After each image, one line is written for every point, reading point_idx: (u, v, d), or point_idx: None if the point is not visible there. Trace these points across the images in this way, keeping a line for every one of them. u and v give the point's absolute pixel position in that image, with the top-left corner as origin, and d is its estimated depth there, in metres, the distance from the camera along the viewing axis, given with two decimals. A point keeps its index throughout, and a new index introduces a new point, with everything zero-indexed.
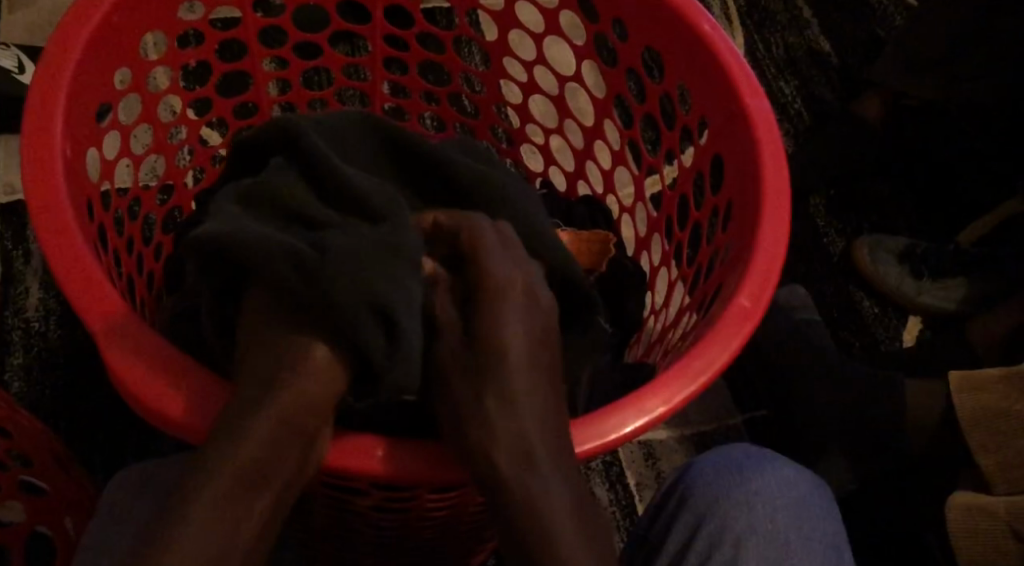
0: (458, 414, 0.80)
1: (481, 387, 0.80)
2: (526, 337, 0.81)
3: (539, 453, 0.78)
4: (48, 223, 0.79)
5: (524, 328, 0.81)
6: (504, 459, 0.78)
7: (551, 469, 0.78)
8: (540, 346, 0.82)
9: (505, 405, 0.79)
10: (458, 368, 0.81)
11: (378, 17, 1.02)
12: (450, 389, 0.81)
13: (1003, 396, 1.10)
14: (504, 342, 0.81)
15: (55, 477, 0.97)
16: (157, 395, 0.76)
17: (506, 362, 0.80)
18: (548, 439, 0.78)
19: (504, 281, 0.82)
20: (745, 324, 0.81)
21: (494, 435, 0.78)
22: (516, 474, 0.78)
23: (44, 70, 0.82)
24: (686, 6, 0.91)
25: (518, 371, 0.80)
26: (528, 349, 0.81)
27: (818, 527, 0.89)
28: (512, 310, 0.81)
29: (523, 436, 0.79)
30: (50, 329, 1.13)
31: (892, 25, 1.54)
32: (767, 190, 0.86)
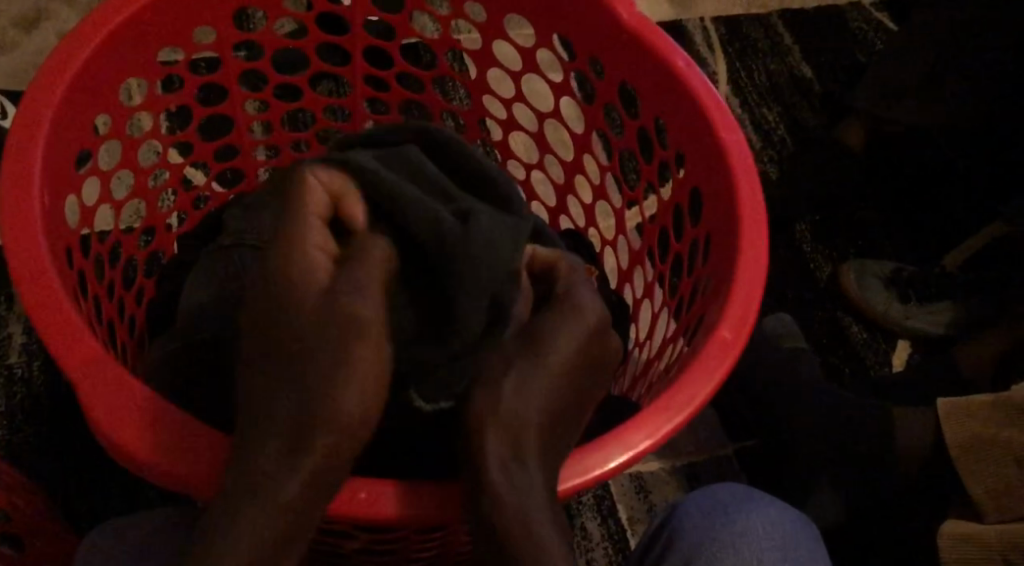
0: (479, 404, 0.80)
1: (524, 383, 0.80)
2: (581, 358, 0.82)
3: (531, 469, 0.78)
4: (27, 273, 0.78)
5: (584, 351, 0.82)
6: (495, 459, 0.78)
7: (540, 481, 0.78)
8: (588, 373, 0.82)
9: (535, 409, 0.80)
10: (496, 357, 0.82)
11: (357, 57, 1.02)
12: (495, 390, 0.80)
13: (991, 421, 1.09)
14: (558, 353, 0.81)
15: (37, 528, 0.96)
16: (137, 443, 0.75)
17: (551, 374, 0.80)
18: (541, 447, 0.79)
19: (582, 305, 0.83)
20: (726, 356, 0.81)
21: (506, 435, 0.79)
22: (506, 483, 0.77)
23: (21, 121, 0.82)
24: (660, 42, 0.91)
25: (557, 384, 0.81)
26: (580, 374, 0.82)
27: (806, 565, 0.89)
28: (575, 330, 0.82)
29: (528, 446, 0.78)
30: (33, 375, 1.13)
31: (873, 49, 1.54)
32: (746, 224, 0.86)
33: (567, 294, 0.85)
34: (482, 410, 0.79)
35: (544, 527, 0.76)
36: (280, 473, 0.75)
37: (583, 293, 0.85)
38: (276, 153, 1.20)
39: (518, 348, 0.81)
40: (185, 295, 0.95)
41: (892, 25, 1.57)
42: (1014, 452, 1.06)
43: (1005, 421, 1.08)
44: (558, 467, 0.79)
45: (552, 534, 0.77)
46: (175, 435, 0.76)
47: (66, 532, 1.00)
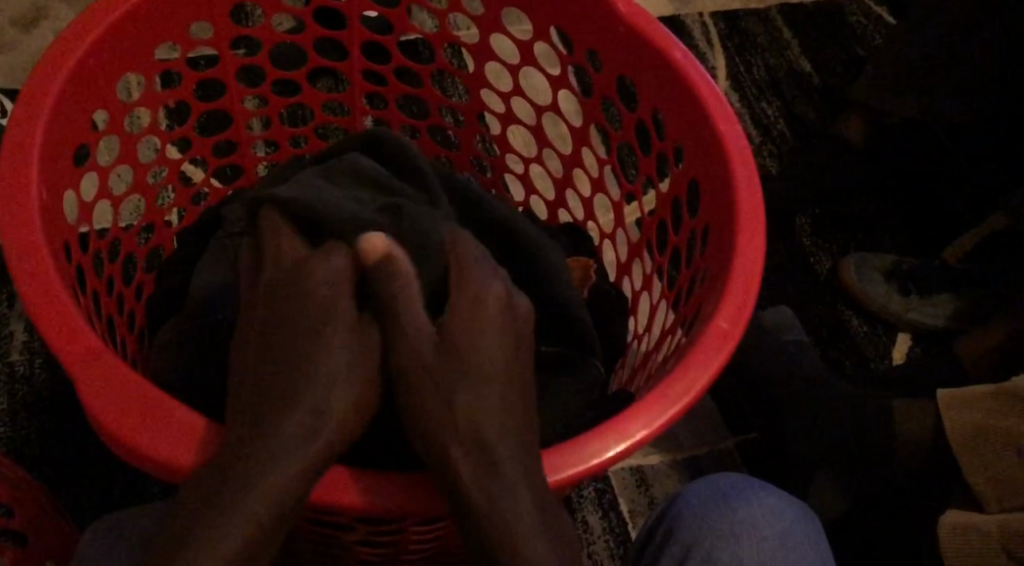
0: (413, 410, 0.82)
1: (447, 375, 0.82)
2: (499, 338, 0.84)
3: (506, 465, 0.78)
4: (25, 267, 0.78)
5: (500, 330, 0.84)
6: (470, 465, 0.78)
7: (519, 480, 0.78)
8: (508, 352, 0.84)
9: (468, 399, 0.81)
10: (412, 348, 0.83)
11: (355, 52, 1.03)
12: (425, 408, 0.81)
13: (992, 413, 1.09)
14: (472, 338, 0.83)
15: (38, 523, 0.97)
16: (134, 434, 0.75)
17: (473, 360, 0.82)
18: (515, 449, 0.79)
19: (483, 289, 0.86)
20: (724, 347, 0.81)
21: (454, 430, 0.80)
22: (480, 487, 0.78)
23: (20, 115, 0.82)
24: (658, 34, 0.91)
25: (482, 369, 0.82)
26: (499, 355, 0.83)
27: (806, 554, 0.89)
28: (484, 315, 0.85)
29: (478, 434, 0.80)
30: (34, 372, 1.13)
31: (872, 43, 1.54)
32: (743, 215, 0.86)
33: (465, 275, 0.86)
34: (413, 407, 0.82)
35: (528, 521, 0.77)
36: (258, 466, 0.76)
37: (482, 274, 0.87)
38: (274, 150, 1.20)
39: (437, 344, 0.83)
40: (196, 275, 0.95)
41: (891, 19, 1.57)
42: (1015, 442, 1.06)
43: (1005, 412, 1.08)
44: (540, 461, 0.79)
45: (534, 525, 0.77)
46: (171, 426, 0.76)
47: (67, 527, 1.00)
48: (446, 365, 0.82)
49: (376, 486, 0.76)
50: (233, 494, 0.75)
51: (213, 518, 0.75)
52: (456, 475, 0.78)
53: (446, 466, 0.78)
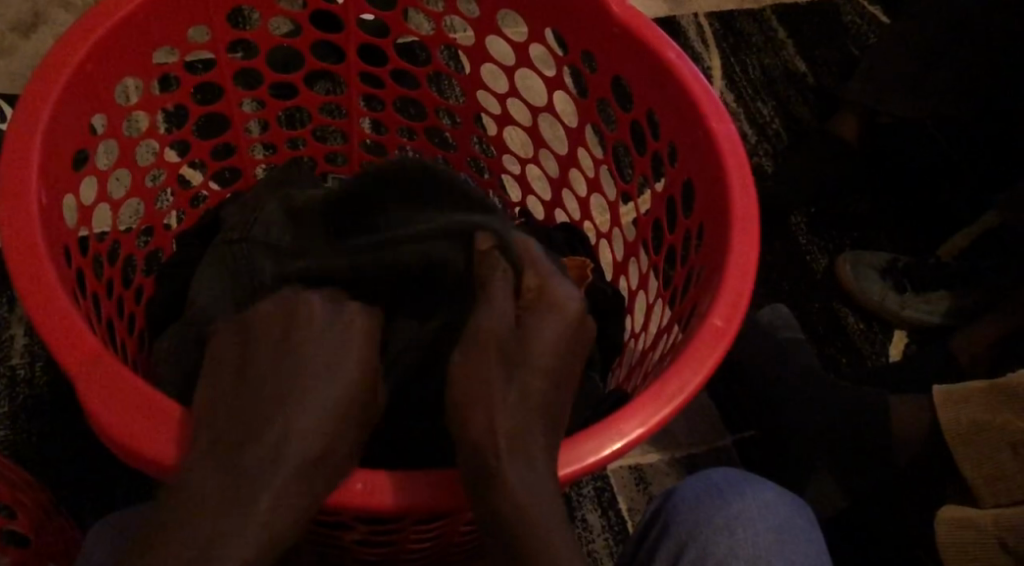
0: (473, 388, 0.80)
1: (512, 374, 0.81)
2: (563, 350, 0.83)
3: (539, 461, 0.78)
4: (25, 271, 0.79)
5: (567, 344, 0.83)
6: (507, 457, 0.77)
7: (548, 474, 0.78)
8: (569, 366, 0.83)
9: (524, 399, 0.80)
10: (487, 341, 0.81)
11: (351, 55, 1.03)
12: (485, 389, 0.79)
13: (986, 407, 1.10)
14: (542, 342, 0.82)
15: (40, 525, 0.97)
16: (128, 433, 0.76)
17: (538, 365, 0.81)
18: (546, 445, 0.79)
19: (562, 301, 0.84)
20: (719, 344, 0.82)
21: (504, 425, 0.78)
22: (519, 479, 0.77)
23: (18, 120, 0.83)
24: (652, 35, 0.92)
25: (544, 376, 0.81)
26: (562, 364, 0.82)
27: (801, 548, 0.89)
28: (555, 325, 0.83)
29: (528, 440, 0.78)
30: (35, 376, 1.14)
31: (865, 43, 1.55)
32: (736, 213, 0.87)
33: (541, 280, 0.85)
34: (462, 391, 0.80)
35: (554, 517, 0.76)
36: (287, 463, 0.76)
37: (562, 287, 0.85)
38: (272, 152, 1.21)
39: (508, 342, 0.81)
40: (194, 286, 0.94)
41: (885, 19, 1.58)
42: (1009, 435, 1.07)
43: (1002, 406, 1.09)
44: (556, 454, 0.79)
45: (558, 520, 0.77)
46: (163, 424, 0.77)
47: (69, 529, 1.01)
48: (516, 366, 0.81)
49: (405, 488, 0.77)
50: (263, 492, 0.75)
51: (235, 512, 0.74)
52: (483, 460, 0.77)
53: (478, 454, 0.77)
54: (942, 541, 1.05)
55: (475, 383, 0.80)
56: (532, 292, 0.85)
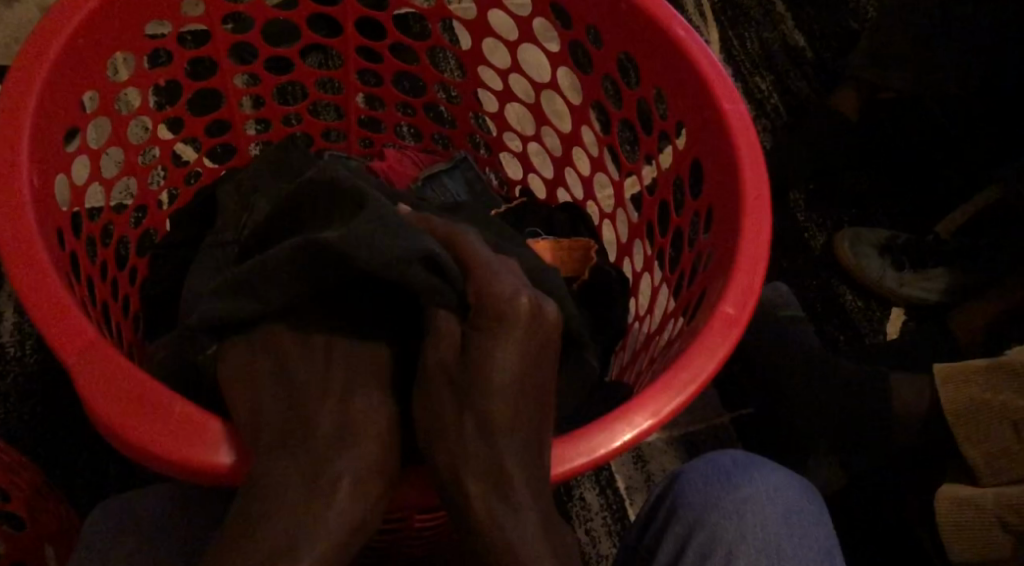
0: (428, 422, 0.79)
1: (465, 404, 0.78)
2: (521, 365, 0.79)
3: (519, 491, 0.76)
4: (16, 256, 0.77)
5: (519, 360, 0.79)
6: (478, 485, 0.76)
7: (529, 498, 0.77)
8: (537, 370, 0.80)
9: (488, 431, 0.78)
10: (431, 380, 0.79)
11: (350, 28, 1.01)
12: (442, 423, 0.78)
13: (989, 387, 1.09)
14: (496, 364, 0.79)
15: (35, 507, 0.95)
16: (120, 420, 0.75)
17: (491, 392, 0.78)
18: (526, 460, 0.77)
19: (506, 315, 0.80)
20: (731, 333, 0.81)
21: (468, 459, 0.77)
22: (487, 501, 0.76)
23: (7, 98, 0.81)
24: (659, 10, 0.90)
25: (506, 401, 0.78)
26: (525, 382, 0.79)
27: (811, 532, 0.89)
28: (505, 346, 0.79)
29: (503, 462, 0.77)
30: (26, 354, 1.12)
31: (865, 17, 1.53)
32: (747, 195, 0.86)
33: (489, 281, 0.81)
34: (422, 427, 0.79)
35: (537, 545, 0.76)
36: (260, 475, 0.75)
37: (505, 286, 0.81)
38: (266, 127, 1.19)
39: (457, 376, 0.79)
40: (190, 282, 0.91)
41: None
42: (1011, 416, 1.06)
43: (1003, 384, 1.08)
44: (544, 456, 0.78)
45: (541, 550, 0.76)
46: (156, 412, 0.75)
47: (65, 510, 0.99)
48: (465, 396, 0.78)
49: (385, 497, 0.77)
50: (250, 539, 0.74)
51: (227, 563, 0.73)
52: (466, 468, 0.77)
53: (451, 473, 0.77)
54: (944, 520, 1.05)
55: (430, 417, 0.79)
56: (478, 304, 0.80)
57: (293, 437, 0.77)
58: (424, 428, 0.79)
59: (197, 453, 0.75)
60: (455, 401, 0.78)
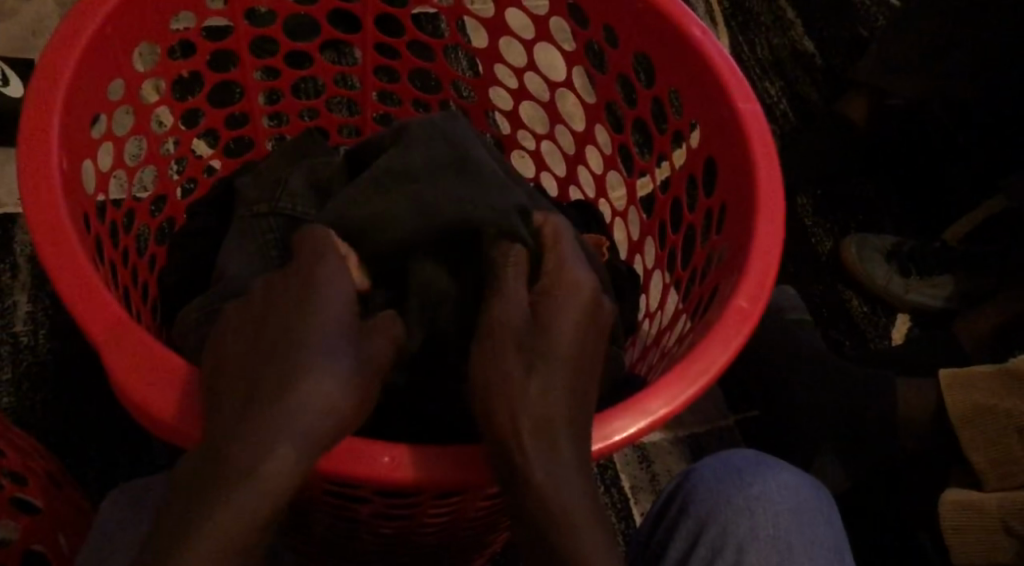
0: (489, 370, 0.79)
1: (531, 360, 0.79)
2: (579, 336, 0.81)
3: (567, 457, 0.76)
4: (45, 236, 0.78)
5: (582, 327, 0.81)
6: (531, 444, 0.76)
7: (573, 463, 0.76)
8: (591, 347, 0.81)
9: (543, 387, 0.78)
10: (501, 333, 0.80)
11: (368, 22, 1.01)
12: (497, 363, 0.79)
13: (993, 393, 1.10)
14: (560, 327, 0.80)
15: (48, 492, 0.96)
16: (148, 396, 0.76)
17: (560, 349, 0.79)
18: (576, 427, 0.77)
19: (578, 284, 0.83)
20: (745, 325, 0.81)
21: (526, 409, 0.77)
22: (541, 463, 0.76)
23: (40, 82, 0.82)
24: (675, 10, 0.91)
25: (566, 365, 0.79)
26: (582, 348, 0.80)
27: (820, 529, 0.90)
28: (572, 308, 0.81)
29: (555, 411, 0.77)
30: (39, 343, 1.13)
31: (874, 24, 1.55)
32: (761, 194, 0.86)
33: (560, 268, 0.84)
34: (480, 377, 0.79)
35: (585, 516, 0.75)
36: (267, 429, 0.73)
37: (578, 271, 0.84)
38: (282, 122, 1.20)
39: (523, 329, 0.80)
40: (220, 260, 0.93)
41: (893, 1, 1.57)
42: (1015, 422, 1.07)
43: (1007, 391, 1.08)
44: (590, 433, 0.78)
45: (592, 521, 0.76)
46: (183, 389, 0.76)
47: (77, 496, 1.00)
48: (531, 352, 0.79)
49: (421, 462, 0.76)
50: (244, 450, 0.73)
51: (230, 528, 0.72)
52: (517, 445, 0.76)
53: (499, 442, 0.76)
54: (947, 525, 1.05)
55: (487, 357, 0.79)
56: (550, 272, 0.84)
57: (286, 372, 0.75)
58: (481, 372, 0.79)
59: None
60: (513, 348, 0.80)
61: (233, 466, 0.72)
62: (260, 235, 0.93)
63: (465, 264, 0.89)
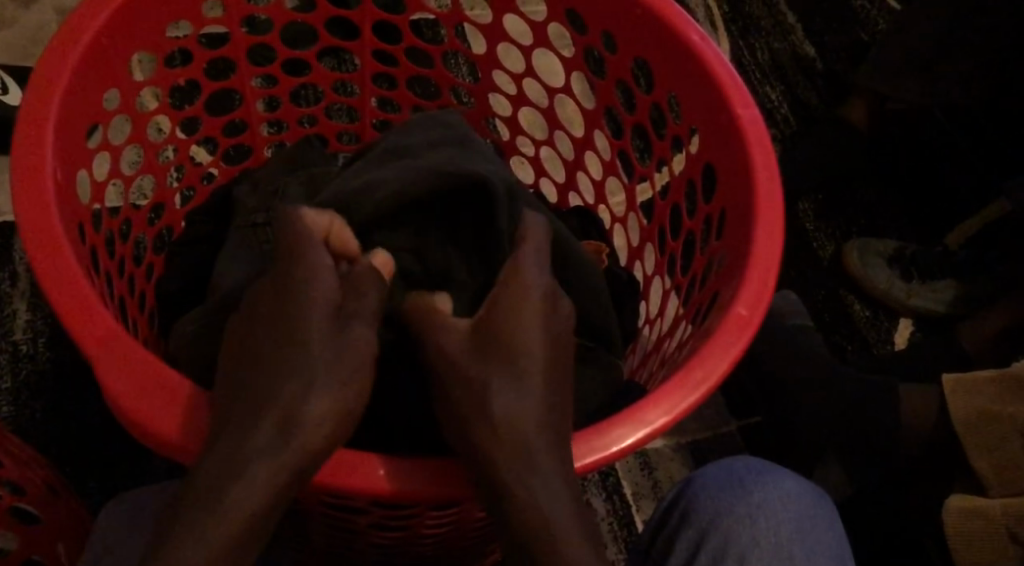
0: (450, 383, 0.80)
1: (490, 371, 0.79)
2: (538, 340, 0.80)
3: (544, 463, 0.76)
4: (37, 246, 0.77)
5: (540, 332, 0.80)
6: (500, 452, 0.76)
7: (551, 469, 0.76)
8: (555, 352, 0.80)
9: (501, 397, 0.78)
10: (456, 345, 0.81)
11: (366, 29, 1.01)
12: (457, 376, 0.80)
13: (997, 398, 1.10)
14: (514, 334, 0.80)
15: (47, 501, 0.96)
16: (138, 406, 0.75)
17: (516, 357, 0.79)
18: (549, 435, 0.77)
19: (527, 286, 0.81)
20: (744, 333, 0.81)
21: (494, 420, 0.77)
22: (513, 471, 0.76)
23: (34, 92, 0.81)
24: (674, 17, 0.91)
25: (525, 374, 0.79)
26: (543, 353, 0.80)
27: (822, 539, 0.89)
28: (526, 312, 0.80)
29: (523, 420, 0.77)
30: (38, 351, 1.12)
31: (875, 28, 1.54)
32: (761, 200, 0.86)
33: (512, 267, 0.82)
34: (447, 390, 0.80)
35: (561, 520, 0.75)
36: (239, 446, 0.74)
37: (531, 268, 0.82)
38: (281, 129, 1.20)
39: (477, 339, 0.81)
40: (218, 269, 0.92)
41: (895, 5, 1.57)
42: (1017, 425, 1.07)
43: (1011, 396, 1.09)
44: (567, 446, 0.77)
45: (569, 526, 0.75)
46: (170, 399, 0.76)
47: (76, 505, 0.99)
48: (490, 363, 0.80)
49: (400, 471, 0.75)
50: (219, 467, 0.74)
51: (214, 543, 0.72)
52: (488, 455, 0.76)
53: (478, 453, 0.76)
54: (952, 534, 1.04)
55: (447, 370, 0.80)
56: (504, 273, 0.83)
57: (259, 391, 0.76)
58: (446, 383, 0.80)
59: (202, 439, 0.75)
60: (469, 359, 0.80)
61: (230, 483, 0.73)
62: (257, 244, 0.93)
63: (478, 256, 0.92)
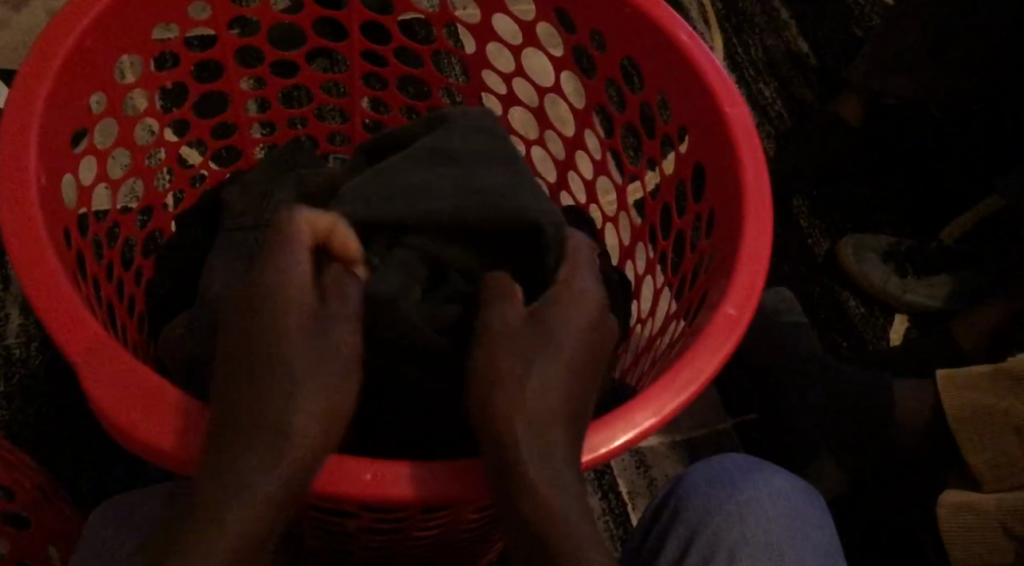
0: (485, 377, 0.78)
1: (531, 368, 0.78)
2: (585, 345, 0.80)
3: (560, 456, 0.76)
4: (21, 253, 0.77)
5: (586, 336, 0.80)
6: (526, 445, 0.76)
7: (566, 466, 0.76)
8: (595, 358, 0.80)
9: (539, 396, 0.77)
10: (496, 335, 0.79)
11: (354, 30, 1.01)
12: (494, 364, 0.78)
13: (992, 391, 1.08)
14: (563, 337, 0.79)
15: (38, 505, 0.96)
16: (125, 413, 0.75)
17: (562, 357, 0.79)
18: (569, 431, 0.77)
19: (584, 293, 0.82)
20: (732, 333, 0.81)
21: (525, 416, 0.76)
22: (539, 469, 0.75)
23: (17, 98, 0.81)
24: (661, 15, 0.90)
25: (568, 376, 0.78)
26: (585, 359, 0.79)
27: (813, 535, 0.89)
28: (579, 317, 0.80)
29: (553, 418, 0.77)
30: (31, 355, 1.12)
31: (869, 24, 1.54)
32: (749, 199, 0.86)
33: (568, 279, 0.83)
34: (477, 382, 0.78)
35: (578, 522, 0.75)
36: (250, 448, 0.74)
37: (584, 279, 0.83)
38: (272, 131, 1.20)
39: (524, 333, 0.80)
40: (206, 274, 0.92)
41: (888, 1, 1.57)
42: (1012, 421, 1.06)
43: (1005, 390, 1.07)
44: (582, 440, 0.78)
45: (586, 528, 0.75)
46: (158, 405, 0.75)
47: (67, 508, 0.99)
48: (532, 360, 0.78)
49: (417, 472, 0.75)
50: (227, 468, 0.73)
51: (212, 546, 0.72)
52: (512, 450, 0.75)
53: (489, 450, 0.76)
54: (947, 531, 1.04)
55: (485, 365, 0.78)
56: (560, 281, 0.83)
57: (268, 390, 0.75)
58: (482, 379, 0.78)
59: (189, 445, 0.75)
60: (515, 355, 0.78)
61: (240, 485, 0.73)
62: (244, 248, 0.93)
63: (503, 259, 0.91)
